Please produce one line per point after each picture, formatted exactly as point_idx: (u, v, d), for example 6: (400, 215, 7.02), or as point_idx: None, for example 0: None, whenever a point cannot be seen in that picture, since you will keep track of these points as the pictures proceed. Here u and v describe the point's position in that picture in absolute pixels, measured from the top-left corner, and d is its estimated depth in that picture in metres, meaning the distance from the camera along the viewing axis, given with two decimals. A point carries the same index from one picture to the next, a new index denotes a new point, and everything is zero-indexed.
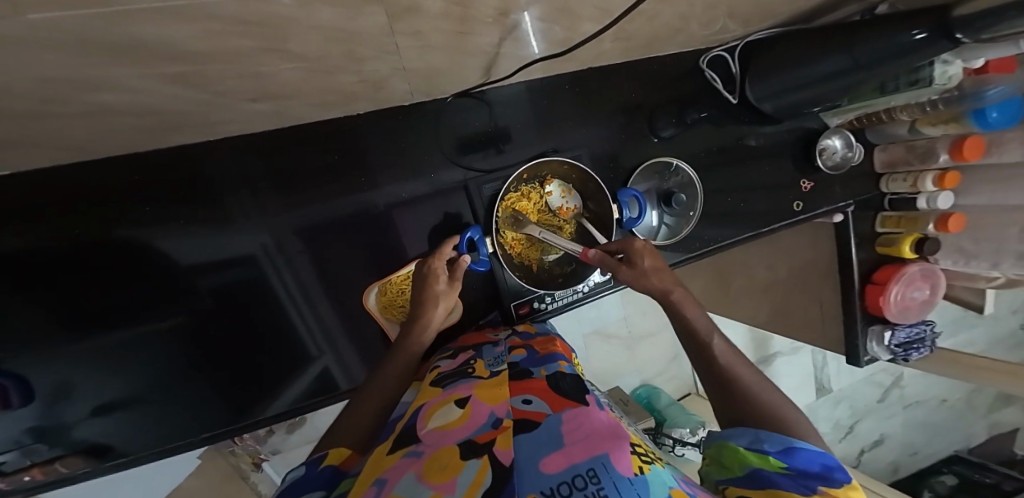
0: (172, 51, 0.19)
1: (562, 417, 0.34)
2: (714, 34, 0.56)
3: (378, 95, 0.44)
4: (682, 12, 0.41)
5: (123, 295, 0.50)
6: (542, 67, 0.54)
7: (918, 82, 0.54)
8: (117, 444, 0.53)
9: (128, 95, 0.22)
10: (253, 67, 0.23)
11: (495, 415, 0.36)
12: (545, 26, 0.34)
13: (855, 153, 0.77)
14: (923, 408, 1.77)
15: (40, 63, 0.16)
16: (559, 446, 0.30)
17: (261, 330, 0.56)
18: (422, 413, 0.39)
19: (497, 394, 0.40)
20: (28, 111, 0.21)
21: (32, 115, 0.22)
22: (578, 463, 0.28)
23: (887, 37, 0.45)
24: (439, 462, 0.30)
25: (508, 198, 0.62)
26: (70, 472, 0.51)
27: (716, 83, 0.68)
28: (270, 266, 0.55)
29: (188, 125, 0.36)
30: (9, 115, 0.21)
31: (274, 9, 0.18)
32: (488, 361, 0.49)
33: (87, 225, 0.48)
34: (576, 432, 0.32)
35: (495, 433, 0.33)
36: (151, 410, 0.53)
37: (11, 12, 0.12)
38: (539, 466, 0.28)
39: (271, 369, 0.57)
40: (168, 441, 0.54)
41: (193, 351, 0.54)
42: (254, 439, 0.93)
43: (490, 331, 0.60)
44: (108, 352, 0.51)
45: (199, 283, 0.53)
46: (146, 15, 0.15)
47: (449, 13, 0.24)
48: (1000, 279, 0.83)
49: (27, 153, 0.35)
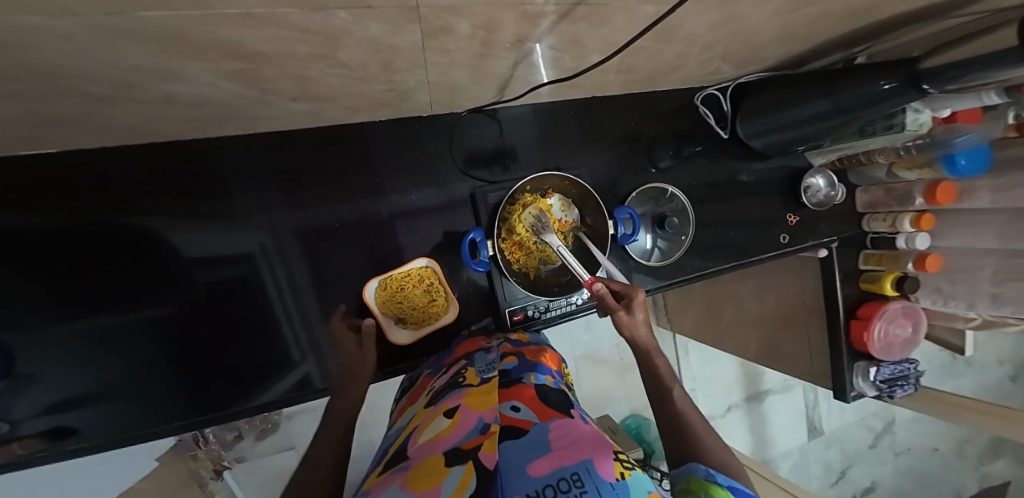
0: (241, 50, 0.22)
1: (547, 426, 0.36)
2: (709, 74, 0.62)
3: (400, 105, 0.47)
4: (681, 51, 0.46)
5: (120, 276, 0.51)
6: (551, 92, 0.58)
7: (893, 128, 0.59)
8: (81, 428, 0.51)
9: (189, 86, 0.25)
10: (302, 71, 0.26)
11: (483, 421, 0.37)
12: (557, 55, 0.38)
13: (838, 193, 0.81)
14: (914, 456, 1.75)
15: (130, 47, 0.19)
16: (545, 451, 0.32)
17: (249, 330, 0.57)
18: (414, 434, 0.41)
19: (485, 401, 0.41)
20: (101, 93, 0.24)
21: (103, 99, 0.25)
22: (563, 466, 0.30)
23: (862, 86, 0.50)
24: (425, 470, 0.32)
25: (536, 206, 0.63)
26: (25, 455, 0.48)
27: (710, 120, 0.74)
28: (266, 266, 0.56)
29: (223, 119, 0.39)
30: (85, 96, 0.24)
31: (333, 22, 0.21)
32: (479, 368, 0.50)
33: (100, 207, 0.49)
34: (564, 439, 0.34)
35: (482, 438, 0.34)
36: (126, 399, 0.52)
37: (136, 6, 0.15)
38: (527, 470, 0.30)
39: (252, 369, 0.57)
40: (134, 429, 0.52)
41: (177, 339, 0.54)
42: (220, 444, 0.91)
43: (483, 338, 0.60)
44: (96, 337, 0.51)
45: (196, 277, 0.54)
46: (233, 20, 0.18)
47: (475, 36, 0.27)
48: (977, 321, 0.86)
49: (68, 135, 0.37)
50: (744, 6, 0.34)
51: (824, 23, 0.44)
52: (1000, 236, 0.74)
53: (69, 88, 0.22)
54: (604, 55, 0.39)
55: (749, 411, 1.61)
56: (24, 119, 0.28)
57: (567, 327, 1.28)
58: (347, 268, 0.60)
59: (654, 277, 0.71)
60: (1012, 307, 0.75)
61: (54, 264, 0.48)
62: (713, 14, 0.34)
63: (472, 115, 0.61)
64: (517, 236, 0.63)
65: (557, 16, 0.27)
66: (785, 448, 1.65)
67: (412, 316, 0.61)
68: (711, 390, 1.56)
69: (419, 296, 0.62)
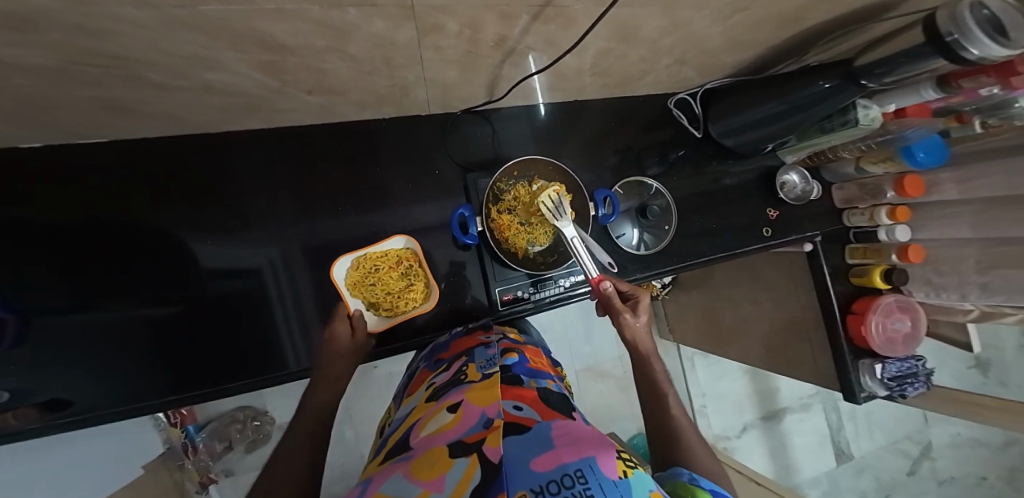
0: (272, 43, 0.28)
1: (551, 425, 0.36)
2: (677, 79, 0.69)
3: (403, 102, 0.54)
4: (646, 54, 0.52)
5: (140, 253, 0.51)
6: (536, 92, 0.64)
7: (849, 123, 0.64)
8: (78, 399, 0.48)
9: (225, 74, 0.31)
10: (317, 62, 0.33)
11: (486, 416, 0.36)
12: (536, 55, 0.44)
13: (814, 187, 0.86)
14: (959, 487, 1.58)
15: (186, 40, 0.25)
16: (549, 447, 0.31)
17: (249, 342, 0.55)
18: (417, 426, 0.41)
19: (488, 396, 0.40)
20: (154, 77, 0.29)
21: (154, 84, 0.31)
22: (567, 463, 0.29)
23: (808, 84, 0.56)
24: (428, 461, 0.31)
25: (555, 190, 0.63)
26: (18, 427, 0.45)
27: (683, 120, 0.80)
28: (273, 279, 0.57)
29: (250, 110, 0.45)
30: (143, 81, 0.30)
31: (345, 20, 0.27)
32: (479, 364, 0.49)
33: (124, 187, 0.50)
34: (565, 438, 0.33)
35: (485, 433, 0.33)
36: (124, 381, 0.50)
37: (196, 3, 0.21)
38: (530, 464, 0.29)
39: (253, 356, 0.55)
40: (126, 403, 0.49)
41: (184, 321, 0.53)
42: (209, 454, 0.98)
43: (482, 334, 0.59)
44: (105, 325, 0.49)
45: (206, 289, 0.54)
46: (268, 16, 0.24)
47: (463, 34, 0.34)
48: (975, 313, 0.84)
49: (110, 127, 0.43)
50: (686, 10, 0.40)
51: (764, 30, 0.52)
52: (972, 227, 0.75)
53: (132, 74, 0.28)
54: (563, 52, 0.44)
55: (767, 431, 1.55)
56: (84, 106, 0.34)
57: (567, 340, 1.33)
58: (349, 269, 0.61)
59: (642, 266, 0.74)
60: (1003, 296, 0.73)
61: (76, 247, 0.48)
62: (663, 19, 0.41)
63: (464, 116, 0.67)
64: (507, 216, 0.65)
65: (529, 17, 0.34)
66: (812, 475, 1.56)
67: (390, 303, 0.60)
68: (723, 407, 1.52)
69: (396, 282, 0.61)
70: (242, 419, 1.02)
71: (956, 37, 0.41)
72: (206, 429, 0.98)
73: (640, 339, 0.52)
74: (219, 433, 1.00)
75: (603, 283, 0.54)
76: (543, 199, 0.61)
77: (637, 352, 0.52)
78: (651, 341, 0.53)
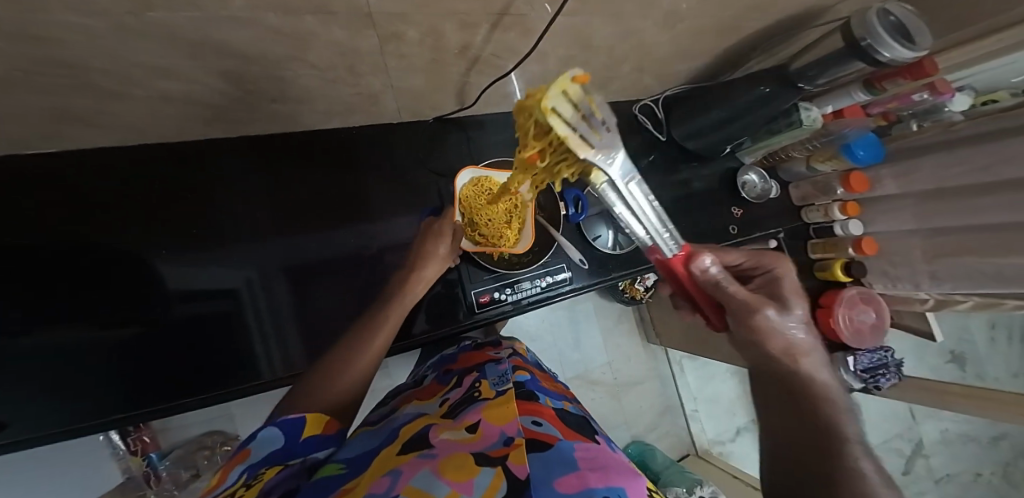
0: (232, 52, 0.29)
1: (574, 445, 0.30)
2: (637, 86, 0.73)
3: (373, 110, 0.55)
4: (604, 62, 0.56)
5: (93, 269, 0.49)
6: (505, 99, 0.66)
7: (794, 124, 0.71)
8: (11, 421, 0.44)
9: (184, 81, 0.32)
10: (280, 69, 0.34)
11: (506, 434, 0.31)
12: (498, 62, 0.47)
13: (771, 186, 0.90)
14: (956, 484, 1.56)
15: (147, 52, 0.26)
16: (572, 469, 0.26)
17: (215, 362, 0.53)
18: (433, 428, 0.37)
19: (505, 413, 0.36)
20: (115, 86, 0.31)
21: (113, 93, 0.32)
22: (592, 487, 0.23)
23: (749, 90, 0.63)
24: (455, 462, 0.27)
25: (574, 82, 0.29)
26: None
27: (647, 124, 0.83)
28: (249, 300, 0.55)
29: (215, 118, 0.46)
30: (100, 91, 0.31)
31: (304, 30, 0.28)
32: (493, 381, 0.49)
33: (73, 197, 0.48)
34: (592, 462, 0.28)
35: (507, 448, 0.28)
36: (72, 401, 0.47)
37: (142, 13, 0.22)
38: (554, 484, 0.23)
39: (222, 374, 0.53)
40: (68, 422, 0.46)
41: (144, 342, 0.50)
42: (174, 483, 0.88)
43: (492, 349, 0.61)
44: (48, 343, 0.46)
45: (174, 312, 0.52)
46: (222, 29, 0.26)
47: (425, 41, 0.36)
48: (930, 302, 0.88)
49: (58, 138, 0.42)
50: (631, 20, 0.43)
51: (707, 38, 0.56)
52: (916, 217, 0.81)
53: (86, 82, 0.29)
54: (519, 61, 0.47)
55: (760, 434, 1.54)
56: (43, 116, 0.34)
57: (555, 348, 1.33)
58: (326, 283, 0.60)
59: (617, 266, 0.76)
60: (951, 283, 0.78)
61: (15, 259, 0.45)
62: (613, 27, 0.44)
63: (437, 123, 0.69)
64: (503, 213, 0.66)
65: (489, 25, 0.36)
66: None
67: (487, 231, 0.65)
68: (715, 411, 1.52)
69: (500, 212, 0.65)
70: (210, 445, 0.91)
71: (869, 42, 0.49)
72: (171, 457, 0.89)
73: (795, 342, 0.35)
74: (185, 460, 0.89)
75: (709, 261, 0.38)
76: (553, 103, 0.28)
77: (778, 358, 0.35)
78: (811, 350, 0.36)
